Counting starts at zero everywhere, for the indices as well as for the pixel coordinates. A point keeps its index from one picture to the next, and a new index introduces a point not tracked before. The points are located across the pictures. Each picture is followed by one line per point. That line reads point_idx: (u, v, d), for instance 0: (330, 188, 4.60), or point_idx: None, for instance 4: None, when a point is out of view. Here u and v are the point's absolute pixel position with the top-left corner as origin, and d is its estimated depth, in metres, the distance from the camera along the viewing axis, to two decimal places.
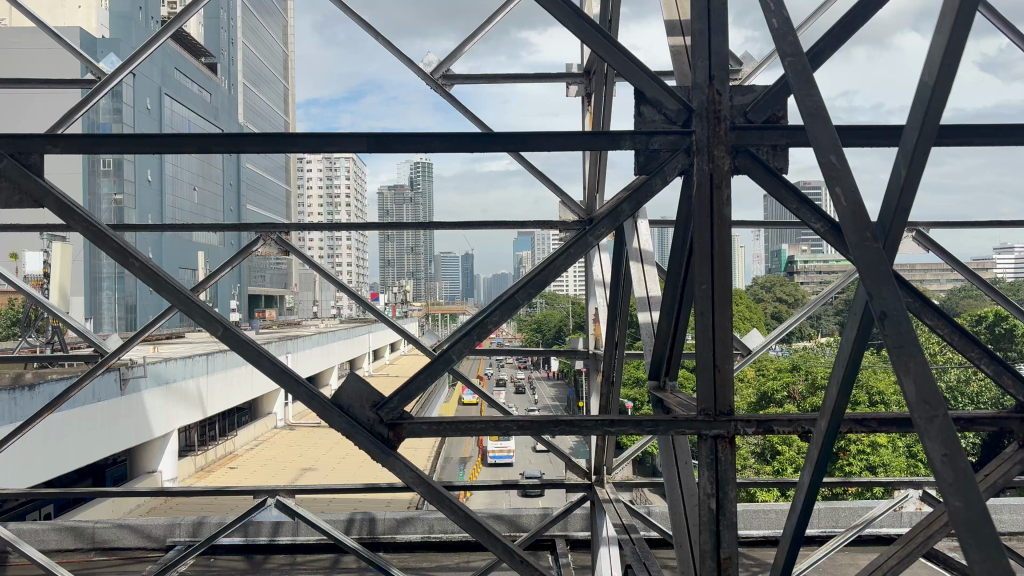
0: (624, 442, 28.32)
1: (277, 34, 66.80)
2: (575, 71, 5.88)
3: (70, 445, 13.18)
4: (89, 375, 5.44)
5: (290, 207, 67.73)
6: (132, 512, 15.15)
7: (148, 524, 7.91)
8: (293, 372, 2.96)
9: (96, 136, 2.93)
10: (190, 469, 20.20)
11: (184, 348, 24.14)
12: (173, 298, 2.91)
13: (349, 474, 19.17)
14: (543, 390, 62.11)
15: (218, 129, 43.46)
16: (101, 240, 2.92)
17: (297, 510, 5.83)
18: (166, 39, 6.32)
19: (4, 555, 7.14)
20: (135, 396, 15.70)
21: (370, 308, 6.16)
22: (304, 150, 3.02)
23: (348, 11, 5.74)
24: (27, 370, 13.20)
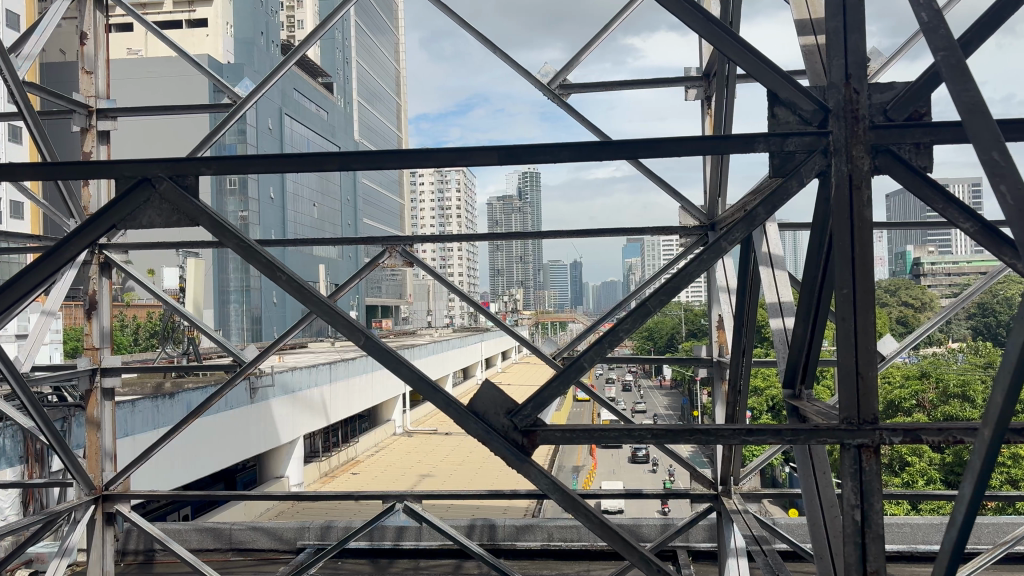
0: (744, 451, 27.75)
1: (390, 53, 68.87)
2: (693, 74, 5.78)
3: (207, 449, 13.92)
4: (230, 384, 5.72)
5: (404, 218, 69.48)
6: (262, 516, 15.80)
7: (280, 527, 8.24)
8: (431, 380, 3.05)
9: (244, 157, 3.10)
10: (315, 474, 20.93)
11: (307, 357, 25.12)
12: (316, 308, 3.06)
13: (466, 481, 19.42)
14: (657, 398, 61.27)
15: (335, 146, 45.09)
16: (250, 255, 3.09)
17: (424, 514, 5.95)
18: (293, 61, 6.60)
19: (152, 553, 7.59)
20: (264, 405, 16.44)
21: (490, 317, 6.22)
22: (437, 166, 3.11)
23: (466, 27, 5.87)
24: (166, 380, 13.99)
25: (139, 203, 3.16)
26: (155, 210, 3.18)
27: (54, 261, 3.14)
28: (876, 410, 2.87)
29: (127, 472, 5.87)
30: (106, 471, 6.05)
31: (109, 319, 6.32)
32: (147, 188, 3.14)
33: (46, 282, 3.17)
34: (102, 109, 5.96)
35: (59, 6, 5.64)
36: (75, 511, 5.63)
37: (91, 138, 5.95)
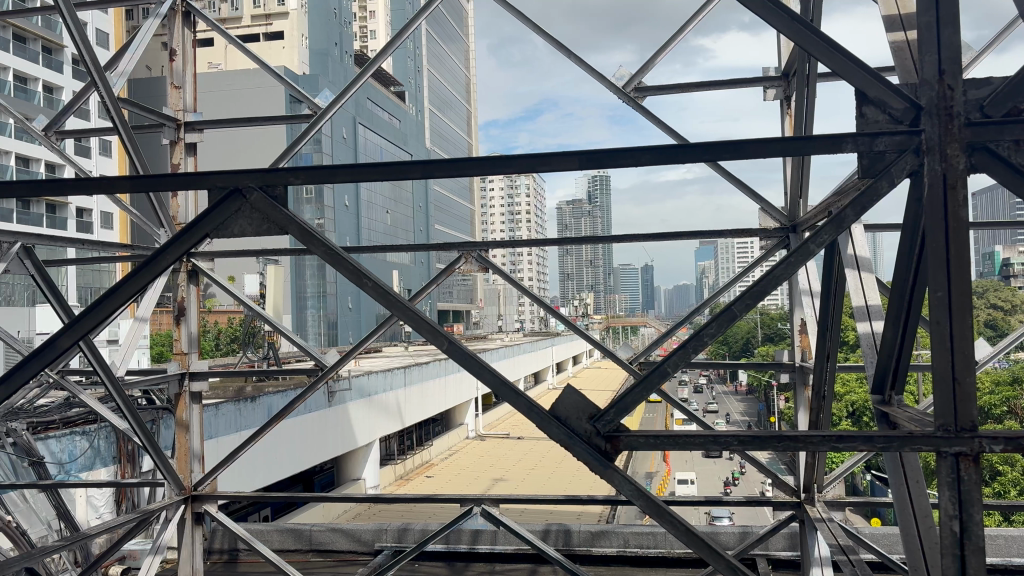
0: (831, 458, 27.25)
1: (461, 60, 69.59)
2: (772, 75, 5.68)
3: (288, 452, 14.26)
4: (312, 388, 5.85)
5: (475, 224, 70.14)
6: (340, 517, 16.09)
7: (358, 529, 8.38)
8: (512, 384, 3.06)
9: (329, 167, 3.17)
10: (390, 477, 21.26)
11: (383, 362, 25.57)
12: (399, 314, 3.12)
13: (540, 485, 19.44)
14: (731, 403, 60.30)
15: (407, 154, 45.77)
16: (337, 262, 3.18)
17: (502, 518, 5.97)
18: (371, 71, 6.73)
19: (236, 552, 7.80)
20: (341, 408, 16.76)
21: (566, 322, 6.22)
22: (519, 172, 3.13)
23: (541, 32, 5.90)
24: (248, 385, 14.41)
25: (230, 213, 3.26)
26: (246, 219, 3.30)
27: (151, 269, 3.25)
28: (974, 417, 2.77)
29: (215, 474, 6.05)
30: (194, 471, 6.25)
31: (196, 325, 6.55)
32: (237, 199, 3.24)
33: (141, 290, 3.29)
34: (189, 123, 6.17)
35: (150, 24, 5.88)
36: (166, 510, 5.83)
37: (180, 150, 6.16)
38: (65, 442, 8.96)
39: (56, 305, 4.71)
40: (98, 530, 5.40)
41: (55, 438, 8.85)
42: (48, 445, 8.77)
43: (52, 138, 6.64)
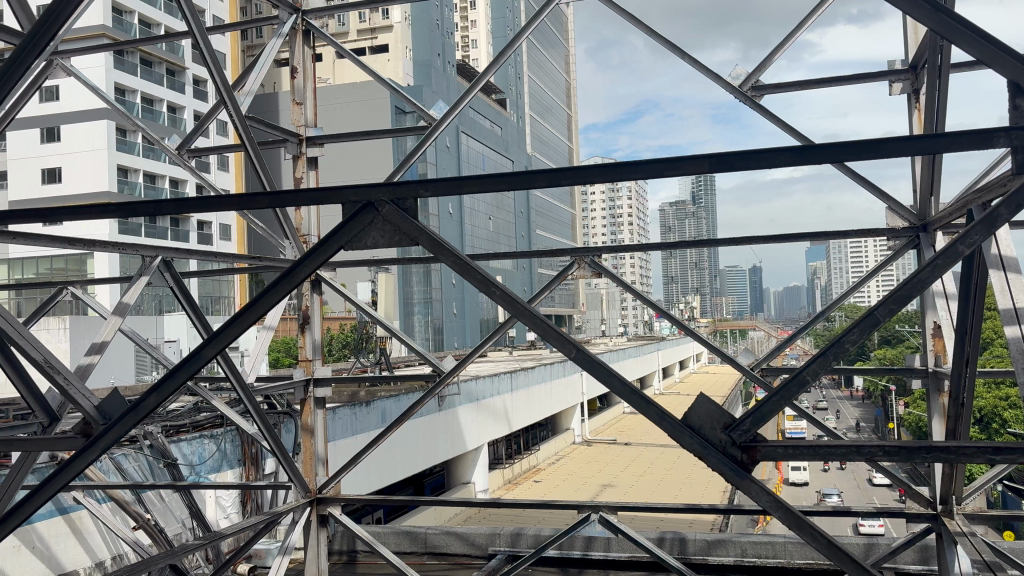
0: (973, 470, 25.79)
1: (561, 65, 69.79)
2: (898, 68, 5.43)
3: (401, 456, 14.59)
4: (432, 393, 5.93)
5: (576, 229, 70.03)
6: (451, 520, 16.34)
7: (472, 533, 8.47)
8: (643, 392, 3.01)
9: (459, 178, 3.23)
10: (499, 481, 21.43)
11: (489, 366, 25.83)
12: (527, 322, 3.14)
13: (649, 492, 19.21)
14: (848, 409, 58.09)
15: (509, 161, 46.20)
16: (466, 271, 3.22)
17: (620, 526, 5.93)
18: (484, 80, 6.81)
19: (355, 554, 8.02)
20: (451, 412, 17.04)
21: (682, 327, 6.13)
22: (646, 177, 3.10)
23: (654, 34, 5.83)
24: (363, 390, 14.90)
25: (363, 225, 3.38)
26: (379, 231, 3.43)
27: (288, 283, 3.40)
28: None
29: (338, 477, 6.23)
30: (319, 475, 6.44)
31: (319, 332, 6.79)
32: (370, 212, 3.36)
33: (277, 302, 3.42)
34: (310, 137, 6.39)
35: (274, 44, 6.13)
36: (293, 512, 6.05)
37: (302, 164, 6.39)
38: (196, 445, 9.42)
39: (194, 316, 4.94)
40: (231, 531, 5.64)
41: (186, 441, 9.31)
42: (180, 448, 9.24)
43: (185, 156, 7.01)
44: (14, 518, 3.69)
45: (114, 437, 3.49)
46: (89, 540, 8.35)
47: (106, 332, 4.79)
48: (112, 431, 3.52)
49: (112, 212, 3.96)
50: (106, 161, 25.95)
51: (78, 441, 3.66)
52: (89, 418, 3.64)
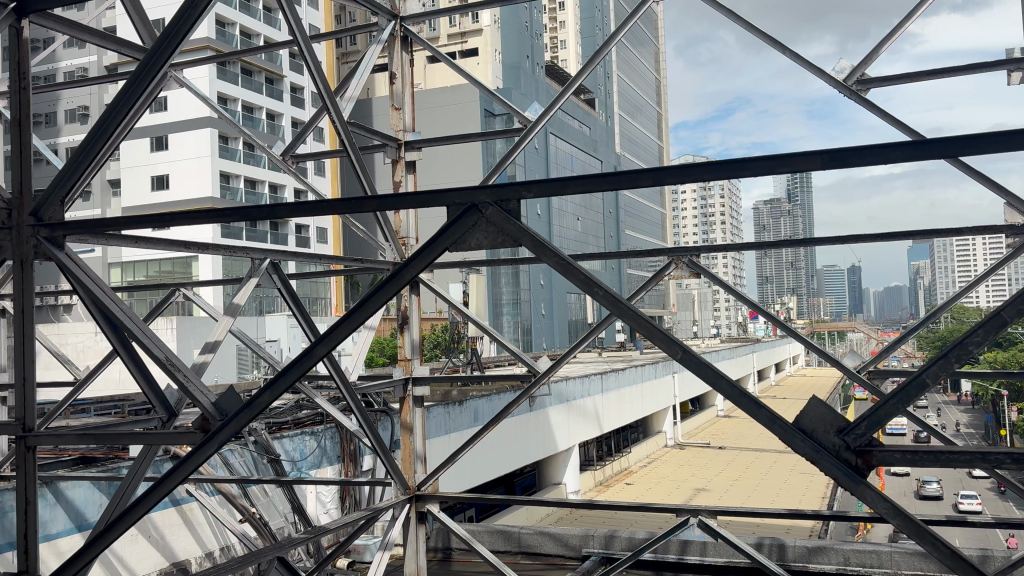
0: None
1: (651, 63, 69.15)
2: (1016, 57, 5.16)
3: (493, 456, 14.74)
4: (527, 393, 5.95)
5: (667, 229, 69.16)
6: (543, 520, 16.39)
7: (566, 534, 8.46)
8: (751, 394, 2.96)
9: (562, 180, 3.25)
10: (591, 482, 21.33)
11: (580, 367, 25.79)
12: (632, 322, 3.12)
13: (744, 497, 18.84)
14: (955, 414, 55.53)
15: (598, 161, 46.02)
16: (570, 272, 3.23)
17: (720, 530, 5.83)
18: (580, 81, 6.80)
19: (450, 551, 8.13)
20: (542, 412, 17.12)
21: (786, 328, 5.97)
22: (757, 174, 3.05)
23: (754, 29, 5.72)
24: (457, 389, 15.12)
25: (468, 228, 3.43)
26: (482, 233, 3.48)
27: (395, 284, 3.47)
28: None
29: (436, 474, 6.32)
30: (418, 473, 6.58)
31: (417, 332, 6.92)
32: (474, 214, 3.41)
33: (387, 302, 3.50)
34: (409, 142, 6.53)
35: (375, 52, 6.29)
36: (393, 508, 6.16)
37: (400, 168, 6.54)
38: (297, 442, 9.68)
39: (301, 317, 5.12)
40: (334, 525, 5.77)
41: (288, 437, 9.58)
42: (283, 444, 9.51)
43: (289, 162, 7.25)
44: (138, 507, 3.88)
45: (230, 433, 3.63)
46: (199, 531, 8.71)
47: (219, 331, 4.99)
48: (229, 426, 3.67)
49: (227, 217, 4.12)
50: (209, 168, 27.02)
51: (197, 435, 3.81)
52: (207, 414, 3.81)
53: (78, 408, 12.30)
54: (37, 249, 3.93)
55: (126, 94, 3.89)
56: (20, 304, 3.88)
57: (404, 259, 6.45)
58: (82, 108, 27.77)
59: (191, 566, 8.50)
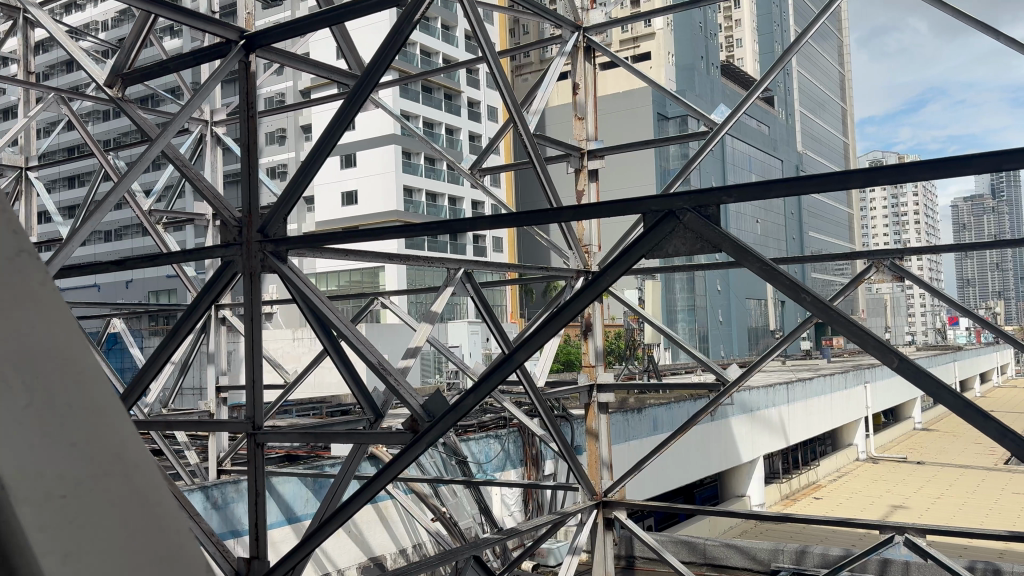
0: None
1: (835, 57, 65.77)
2: None
3: (674, 465, 14.52)
4: (716, 402, 5.84)
5: (855, 231, 65.36)
6: (726, 533, 15.97)
7: (754, 547, 8.24)
8: (976, 406, 2.77)
9: (764, 183, 3.20)
10: (776, 496, 20.52)
11: (762, 376, 24.93)
12: (844, 329, 3.02)
13: (949, 517, 17.51)
14: None
15: (777, 161, 44.35)
16: (774, 276, 3.15)
17: (929, 550, 5.45)
18: (769, 80, 6.58)
19: (633, 559, 8.11)
20: (724, 422, 16.70)
21: (1005, 336, 5.48)
22: (984, 171, 2.85)
23: (963, 13, 5.33)
24: (635, 397, 15.06)
25: (665, 234, 3.44)
26: (680, 239, 3.47)
27: (592, 291, 3.53)
28: None
29: (623, 481, 6.31)
30: (604, 479, 6.62)
31: (602, 339, 6.96)
32: (671, 220, 3.40)
33: (583, 310, 3.55)
34: (591, 151, 6.59)
35: (559, 65, 6.41)
36: (581, 514, 6.25)
37: (584, 176, 6.61)
38: (483, 444, 10.00)
39: (493, 325, 5.31)
40: (525, 528, 5.91)
41: (474, 440, 9.91)
42: (469, 446, 9.86)
43: (477, 174, 7.51)
44: (352, 503, 4.14)
45: (438, 434, 3.83)
46: (394, 528, 9.17)
47: (419, 338, 5.25)
48: (437, 427, 3.87)
49: (429, 229, 4.34)
50: (394, 183, 28.47)
51: (407, 435, 4.04)
52: (416, 415, 4.03)
53: (283, 409, 13.29)
54: (264, 262, 4.31)
55: (338, 118, 4.18)
56: (249, 313, 4.27)
57: (588, 267, 6.51)
58: (280, 130, 29.93)
59: (387, 561, 8.97)
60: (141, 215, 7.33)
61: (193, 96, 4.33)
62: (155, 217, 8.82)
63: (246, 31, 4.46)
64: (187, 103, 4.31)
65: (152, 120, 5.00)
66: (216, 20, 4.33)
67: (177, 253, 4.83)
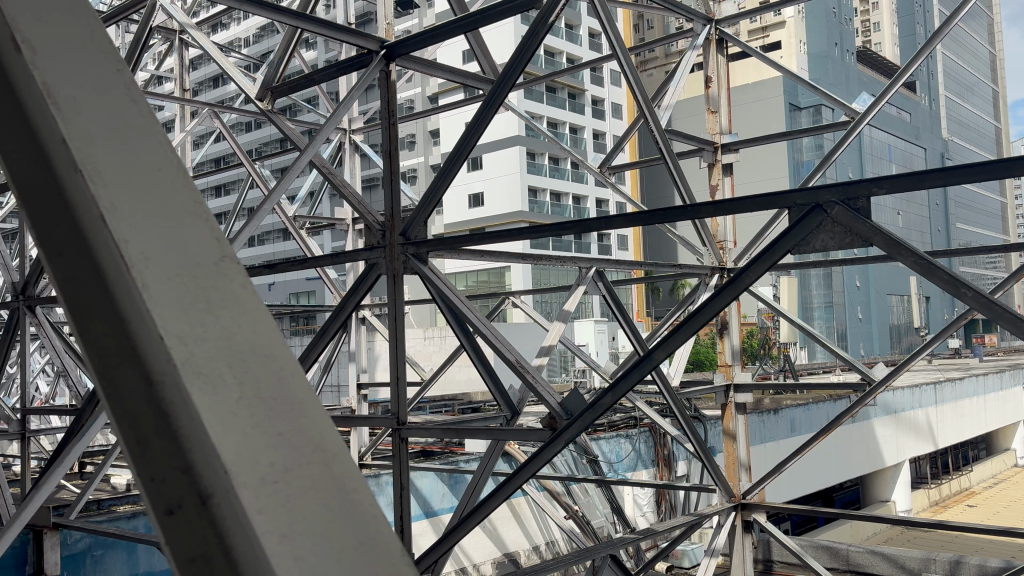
0: None
1: (987, 37, 61.52)
2: None
3: (814, 468, 14.02)
4: (861, 402, 5.59)
5: (1011, 222, 61.00)
6: (869, 540, 15.30)
7: (903, 556, 7.86)
8: None
9: (918, 174, 3.05)
10: (925, 502, 19.49)
11: (907, 376, 23.63)
12: (1012, 328, 2.83)
13: None
14: None
15: (921, 149, 41.99)
16: (931, 273, 3.00)
17: None
18: (915, 66, 6.22)
19: (771, 563, 7.89)
20: (866, 424, 16.00)
21: None
22: None
23: None
24: (770, 398, 14.65)
25: (811, 229, 3.34)
26: (828, 233, 3.35)
27: (735, 288, 3.46)
28: None
29: (762, 484, 6.14)
30: (743, 481, 6.47)
31: (739, 338, 6.83)
32: (819, 214, 3.30)
33: (724, 307, 3.48)
34: (725, 144, 6.46)
35: (689, 59, 6.32)
36: (718, 516, 6.12)
37: (718, 171, 6.49)
38: (613, 444, 10.01)
39: (625, 322, 5.28)
40: (662, 528, 5.84)
41: (605, 439, 9.94)
42: (600, 445, 9.90)
43: (607, 172, 7.48)
44: (493, 499, 4.20)
45: (576, 431, 3.84)
46: (528, 525, 9.28)
47: (552, 336, 5.29)
48: (575, 425, 3.88)
49: (564, 228, 4.34)
50: (519, 183, 28.80)
51: (546, 433, 4.08)
52: (556, 413, 4.07)
53: (418, 406, 13.71)
54: (406, 265, 4.47)
55: (475, 123, 4.27)
56: (392, 314, 4.43)
57: (722, 264, 6.37)
58: (410, 135, 30.85)
59: (521, 557, 9.09)
60: (285, 220, 7.71)
61: (339, 105, 4.53)
62: (298, 222, 9.20)
63: (386, 41, 4.63)
64: (333, 111, 4.51)
65: (299, 130, 5.26)
66: (356, 31, 4.50)
67: (323, 256, 5.05)
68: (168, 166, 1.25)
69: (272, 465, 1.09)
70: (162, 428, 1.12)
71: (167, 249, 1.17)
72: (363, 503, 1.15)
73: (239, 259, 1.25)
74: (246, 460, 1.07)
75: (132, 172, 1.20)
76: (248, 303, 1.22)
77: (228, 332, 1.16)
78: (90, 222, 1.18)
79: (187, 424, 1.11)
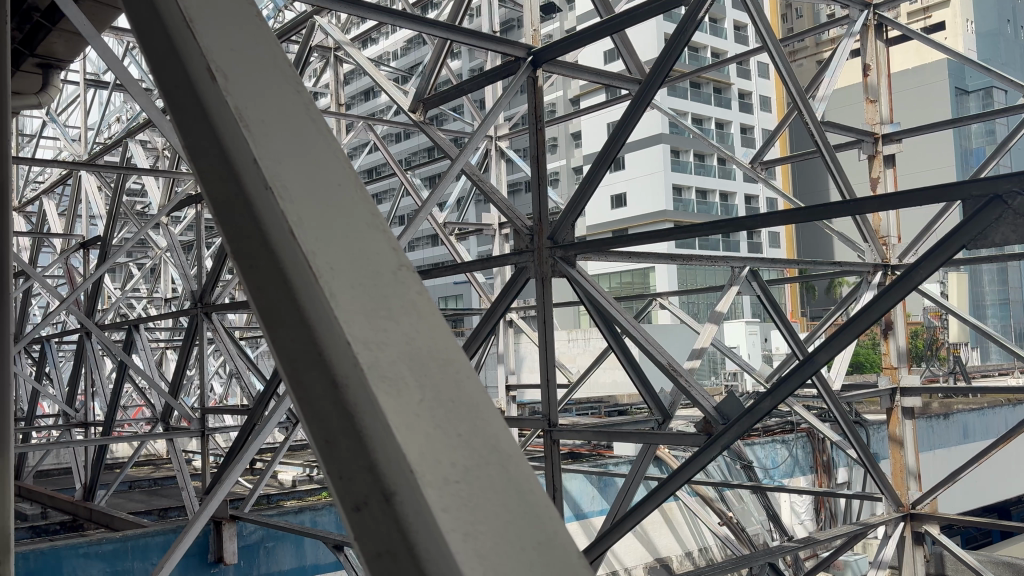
0: None
1: None
2: None
3: (991, 477, 13.04)
4: None
5: None
6: None
7: None
8: None
9: None
10: None
11: None
12: None
13: None
14: None
15: None
16: None
17: None
18: None
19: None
20: None
21: None
22: None
23: None
24: (939, 402, 13.76)
25: (990, 222, 3.10)
26: (1009, 226, 3.09)
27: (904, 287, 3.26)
28: None
29: (934, 493, 5.75)
30: (912, 489, 6.08)
31: (905, 339, 6.43)
32: (998, 206, 3.06)
33: (892, 306, 3.29)
34: (886, 134, 6.12)
35: (845, 46, 6.03)
36: (886, 526, 5.78)
37: (879, 163, 6.16)
38: (768, 449, 9.71)
39: (781, 322, 5.10)
40: (824, 538, 5.58)
41: (759, 444, 9.66)
42: (755, 451, 9.65)
43: (757, 168, 7.25)
44: (647, 504, 4.15)
45: (734, 435, 3.74)
46: (680, 530, 9.11)
47: (704, 338, 5.17)
48: (732, 429, 3.77)
49: (715, 228, 4.24)
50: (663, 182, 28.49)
51: (701, 437, 4.00)
52: (711, 417, 3.99)
53: (564, 408, 13.77)
54: (555, 269, 4.49)
55: (624, 122, 4.24)
56: (542, 316, 4.46)
57: (885, 262, 6.03)
58: (553, 138, 31.12)
59: (674, 563, 8.92)
60: (434, 225, 7.94)
61: (488, 111, 4.62)
62: (447, 229, 9.46)
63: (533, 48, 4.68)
64: (481, 120, 4.59)
65: (449, 139, 5.39)
66: (504, 39, 4.58)
67: (474, 262, 5.14)
68: (341, 169, 1.31)
69: (454, 465, 1.13)
70: (348, 425, 1.19)
71: (344, 252, 1.23)
72: (537, 499, 1.16)
73: (409, 261, 1.29)
74: (429, 457, 1.12)
75: (310, 175, 1.28)
76: (420, 303, 1.26)
77: (405, 332, 1.21)
78: (274, 226, 1.27)
79: (369, 424, 1.17)
